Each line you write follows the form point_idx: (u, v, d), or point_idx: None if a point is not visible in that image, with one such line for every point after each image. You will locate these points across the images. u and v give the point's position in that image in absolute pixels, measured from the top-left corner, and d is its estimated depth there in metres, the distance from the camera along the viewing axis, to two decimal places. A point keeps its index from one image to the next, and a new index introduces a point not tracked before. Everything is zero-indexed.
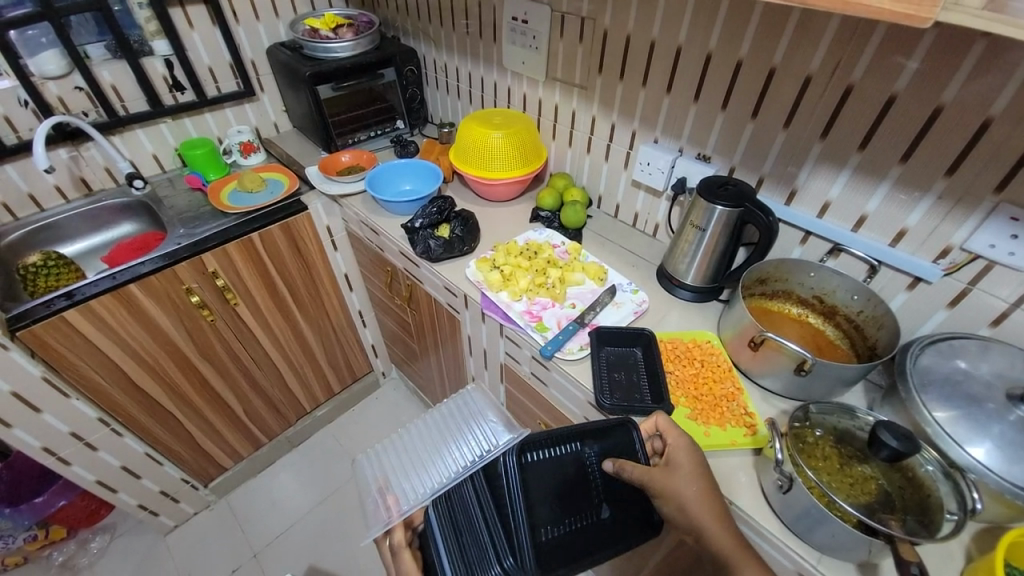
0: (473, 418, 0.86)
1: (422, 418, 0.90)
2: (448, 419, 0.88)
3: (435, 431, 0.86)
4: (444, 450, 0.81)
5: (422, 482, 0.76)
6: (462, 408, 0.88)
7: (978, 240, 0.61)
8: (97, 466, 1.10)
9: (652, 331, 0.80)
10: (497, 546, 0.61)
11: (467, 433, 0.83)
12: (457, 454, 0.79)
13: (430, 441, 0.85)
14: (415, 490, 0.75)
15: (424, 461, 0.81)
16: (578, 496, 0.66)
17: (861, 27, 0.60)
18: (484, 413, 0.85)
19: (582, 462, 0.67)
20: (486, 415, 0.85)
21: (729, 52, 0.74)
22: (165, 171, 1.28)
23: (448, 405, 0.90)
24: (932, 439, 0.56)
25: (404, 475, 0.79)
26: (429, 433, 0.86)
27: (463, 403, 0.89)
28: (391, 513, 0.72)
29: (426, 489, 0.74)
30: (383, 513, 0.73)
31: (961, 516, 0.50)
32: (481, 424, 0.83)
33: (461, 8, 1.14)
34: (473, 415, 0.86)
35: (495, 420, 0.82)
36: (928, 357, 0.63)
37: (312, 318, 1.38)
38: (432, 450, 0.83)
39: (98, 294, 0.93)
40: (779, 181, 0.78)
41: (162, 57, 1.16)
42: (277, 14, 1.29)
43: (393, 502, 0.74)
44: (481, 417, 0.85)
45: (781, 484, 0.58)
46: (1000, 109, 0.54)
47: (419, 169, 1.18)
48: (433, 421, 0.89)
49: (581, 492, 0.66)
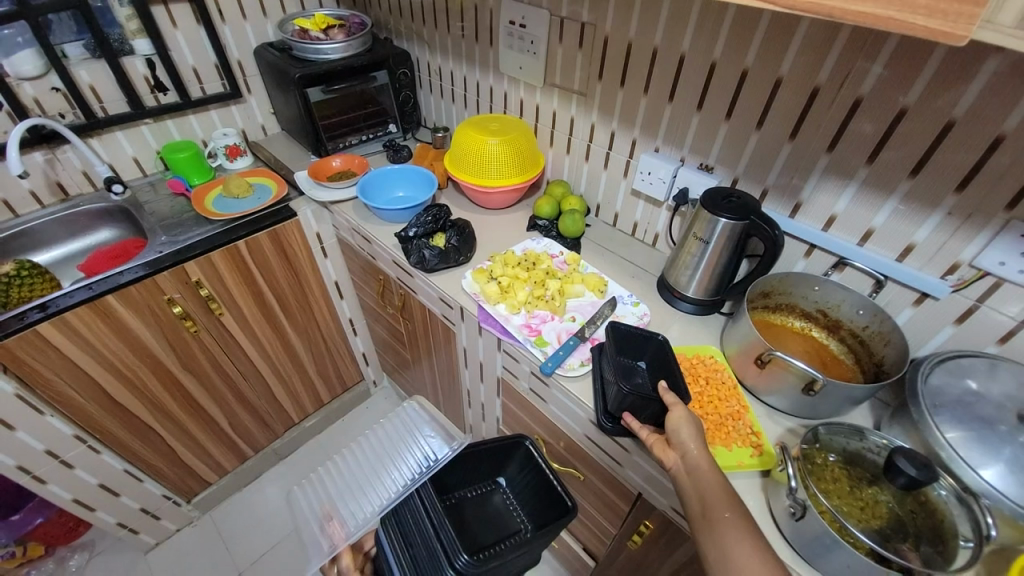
0: (406, 441, 0.77)
1: (358, 441, 0.79)
2: (385, 442, 0.78)
3: (369, 448, 0.77)
4: (382, 474, 0.72)
5: (367, 503, 0.68)
6: (398, 428, 0.79)
7: (987, 257, 0.60)
8: (75, 484, 1.05)
9: (665, 336, 0.72)
10: (446, 544, 0.55)
11: (406, 448, 0.75)
12: (397, 474, 0.71)
13: (369, 465, 0.75)
14: (360, 511, 0.68)
15: (365, 484, 0.72)
16: (529, 498, 0.73)
17: (871, 40, 0.59)
18: (425, 423, 0.78)
19: (524, 450, 0.73)
20: (422, 432, 0.77)
21: (734, 60, 0.72)
22: (147, 175, 1.23)
23: (382, 426, 0.80)
24: (946, 464, 0.54)
25: (349, 496, 0.71)
26: (366, 459, 0.76)
27: (400, 415, 0.81)
28: (335, 540, 0.65)
29: (371, 511, 0.67)
30: (326, 543, 0.66)
31: (976, 544, 0.48)
32: (418, 442, 0.76)
33: (456, 11, 1.11)
34: (408, 435, 0.78)
35: (433, 435, 0.75)
36: (938, 376, 0.62)
37: (300, 326, 1.34)
38: (372, 475, 0.73)
39: (74, 306, 0.88)
40: (783, 193, 0.77)
41: (144, 57, 1.11)
42: (265, 14, 1.25)
43: (336, 529, 0.67)
44: (416, 434, 0.77)
45: (793, 511, 0.55)
46: (1012, 126, 0.53)
47: (411, 174, 1.15)
48: (372, 441, 0.78)
49: (538, 492, 0.71)
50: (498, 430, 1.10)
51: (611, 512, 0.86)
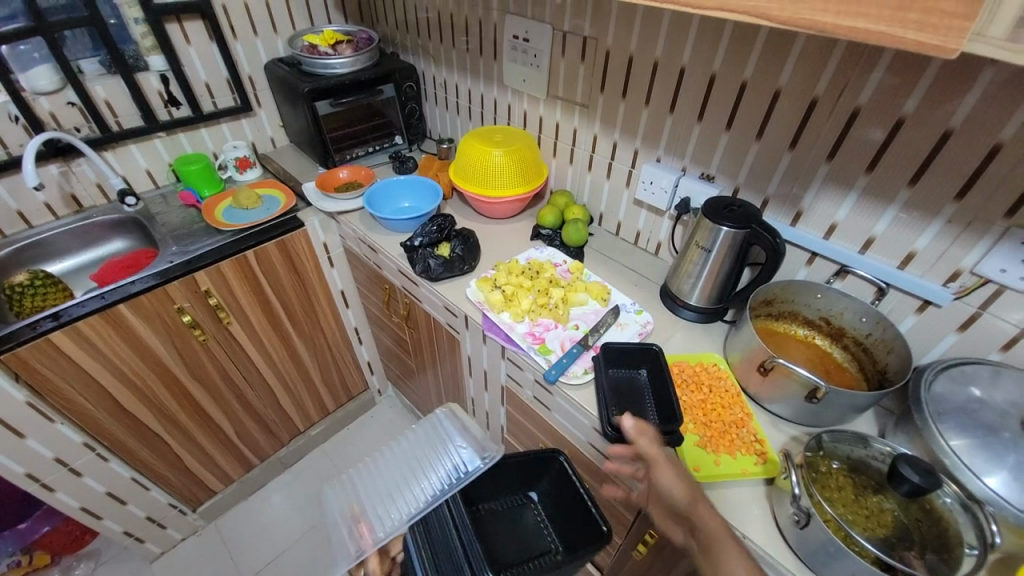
0: (438, 448, 0.77)
1: (389, 445, 0.79)
2: (416, 448, 0.78)
3: (400, 453, 0.77)
4: (412, 481, 0.72)
5: (396, 508, 0.68)
6: (430, 435, 0.79)
7: (988, 264, 0.60)
8: (82, 491, 1.06)
9: (660, 348, 0.77)
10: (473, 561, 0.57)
11: (437, 456, 0.75)
12: (427, 482, 0.70)
13: (399, 470, 0.75)
14: (389, 516, 0.68)
15: (394, 489, 0.72)
16: (559, 516, 0.73)
17: (867, 51, 0.60)
18: (456, 432, 0.78)
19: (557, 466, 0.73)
20: (454, 441, 0.77)
21: (733, 72, 0.73)
22: (159, 187, 1.26)
23: (415, 432, 0.80)
24: (951, 471, 0.54)
25: (377, 499, 0.71)
26: (396, 464, 0.76)
27: (433, 422, 0.82)
28: (362, 544, 0.65)
29: (400, 516, 0.66)
30: (354, 545, 0.66)
31: (982, 552, 0.48)
32: (449, 451, 0.75)
33: (461, 26, 1.13)
34: (439, 442, 0.78)
35: (465, 445, 0.75)
36: (941, 383, 0.62)
37: (306, 335, 1.35)
38: (401, 480, 0.73)
39: (86, 315, 0.90)
40: (784, 202, 0.77)
41: (158, 72, 1.14)
42: (275, 30, 1.29)
43: (365, 532, 0.66)
44: (447, 442, 0.77)
45: (797, 519, 0.55)
46: (1010, 134, 0.54)
47: (417, 185, 1.17)
48: (403, 446, 0.79)
49: (567, 511, 0.71)
50: (502, 438, 1.11)
51: (615, 522, 0.86)
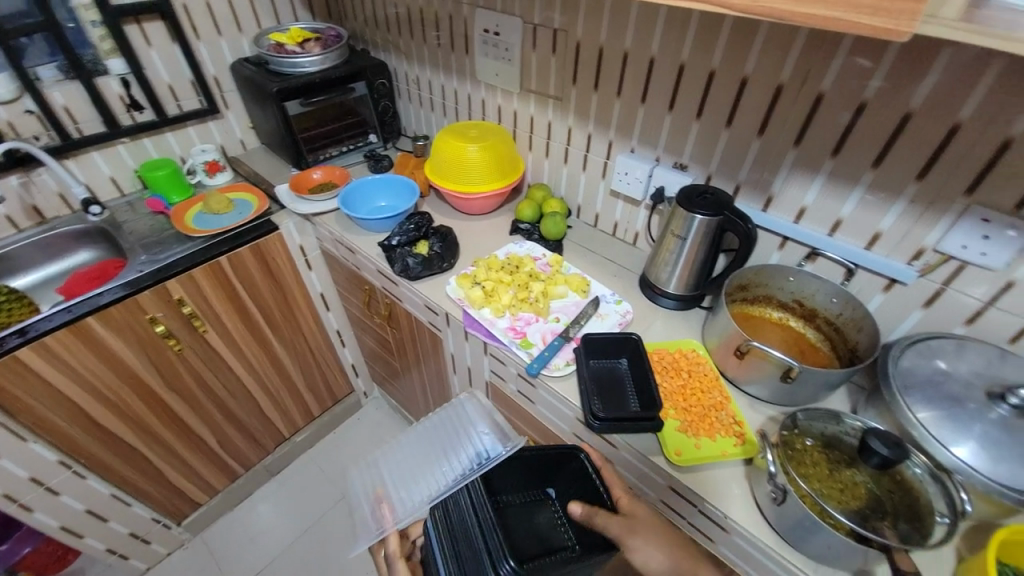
0: (461, 431, 0.76)
1: (415, 427, 0.80)
2: (441, 431, 0.78)
3: (426, 435, 0.79)
4: (434, 464, 0.72)
5: (417, 490, 0.70)
6: (455, 419, 0.79)
7: (950, 241, 0.62)
8: (61, 510, 1.04)
9: (640, 336, 0.77)
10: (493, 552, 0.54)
11: (460, 440, 0.74)
12: (447, 466, 0.70)
13: (424, 452, 0.76)
14: (410, 498, 0.69)
15: (417, 471, 0.73)
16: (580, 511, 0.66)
17: (828, 37, 0.61)
18: (480, 416, 0.77)
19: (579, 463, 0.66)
20: (477, 425, 0.75)
21: (701, 60, 0.74)
22: (125, 195, 1.22)
23: (440, 415, 0.80)
24: (919, 442, 0.56)
25: (400, 483, 0.73)
26: (420, 446, 0.78)
27: (459, 405, 0.81)
28: (384, 523, 0.68)
29: (419, 499, 0.68)
30: (378, 523, 0.69)
31: (952, 519, 0.50)
32: (471, 435, 0.74)
33: (431, 21, 1.12)
34: (463, 426, 0.77)
35: (487, 430, 0.73)
36: (909, 358, 0.64)
37: (287, 340, 1.33)
38: (425, 462, 0.74)
39: (54, 330, 0.87)
40: (755, 188, 0.79)
41: (118, 76, 1.10)
42: (240, 29, 1.25)
43: (388, 511, 0.69)
44: (471, 427, 0.76)
45: (775, 496, 0.56)
46: (967, 114, 0.56)
47: (393, 183, 1.15)
48: (429, 429, 0.80)
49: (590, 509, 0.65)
50: None
51: None
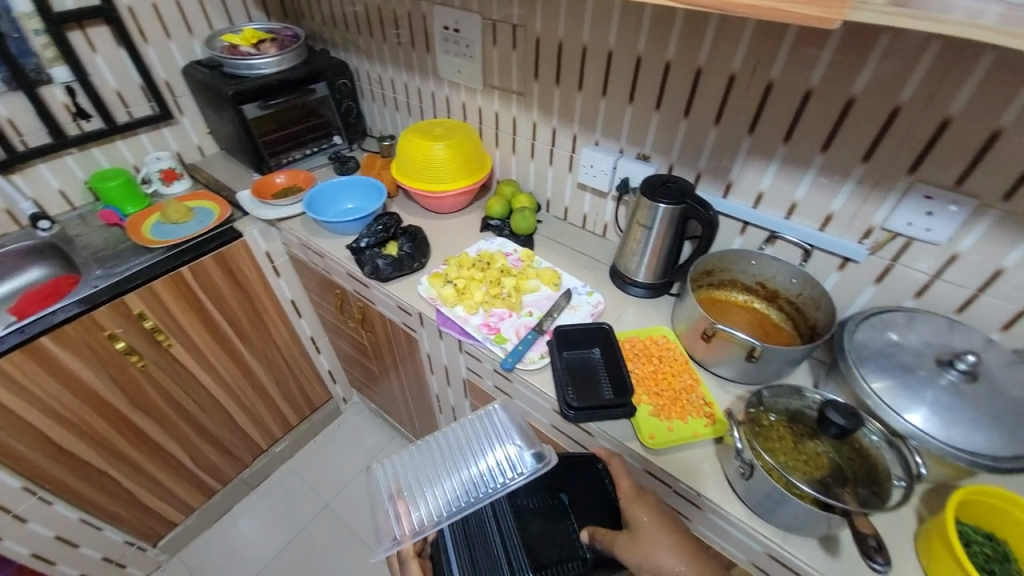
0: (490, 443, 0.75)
1: (440, 433, 0.79)
2: (469, 441, 0.77)
3: (453, 443, 0.77)
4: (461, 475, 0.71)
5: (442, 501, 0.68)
6: (483, 428, 0.77)
7: (896, 219, 0.66)
8: (26, 540, 0.99)
9: (610, 325, 0.79)
10: None
11: (489, 453, 0.74)
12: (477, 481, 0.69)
13: (449, 461, 0.75)
14: (433, 507, 0.68)
15: (443, 480, 0.72)
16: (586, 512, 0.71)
17: (775, 27, 0.63)
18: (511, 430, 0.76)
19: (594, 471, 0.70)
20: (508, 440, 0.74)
21: (658, 52, 0.75)
22: (75, 208, 1.16)
23: (467, 424, 0.79)
24: (874, 411, 0.59)
25: (422, 490, 0.72)
26: (445, 453, 0.76)
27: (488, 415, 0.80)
28: (403, 529, 0.66)
29: (444, 510, 0.67)
30: (396, 528, 0.67)
31: (908, 482, 0.53)
32: (502, 450, 0.73)
33: (390, 19, 1.11)
34: (491, 439, 0.76)
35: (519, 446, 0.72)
36: (863, 332, 0.66)
37: (258, 350, 1.30)
38: (451, 472, 0.73)
39: (6, 352, 0.83)
40: (715, 175, 0.81)
41: (63, 84, 1.05)
42: (190, 31, 1.21)
43: (407, 518, 0.68)
44: (502, 440, 0.75)
45: (743, 471, 0.58)
46: (907, 97, 0.58)
47: (359, 185, 1.13)
48: (455, 437, 0.78)
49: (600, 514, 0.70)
50: None
51: None
